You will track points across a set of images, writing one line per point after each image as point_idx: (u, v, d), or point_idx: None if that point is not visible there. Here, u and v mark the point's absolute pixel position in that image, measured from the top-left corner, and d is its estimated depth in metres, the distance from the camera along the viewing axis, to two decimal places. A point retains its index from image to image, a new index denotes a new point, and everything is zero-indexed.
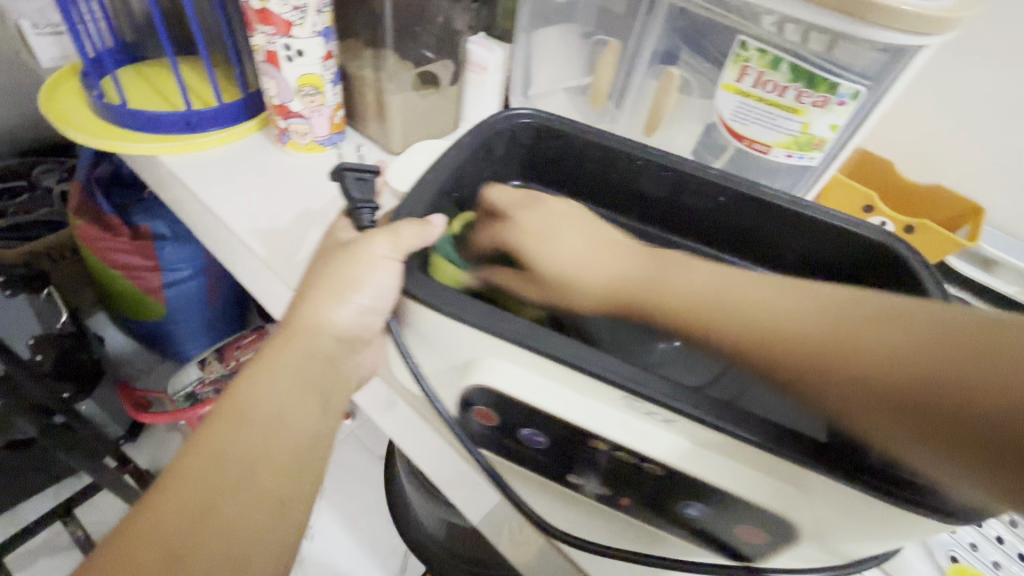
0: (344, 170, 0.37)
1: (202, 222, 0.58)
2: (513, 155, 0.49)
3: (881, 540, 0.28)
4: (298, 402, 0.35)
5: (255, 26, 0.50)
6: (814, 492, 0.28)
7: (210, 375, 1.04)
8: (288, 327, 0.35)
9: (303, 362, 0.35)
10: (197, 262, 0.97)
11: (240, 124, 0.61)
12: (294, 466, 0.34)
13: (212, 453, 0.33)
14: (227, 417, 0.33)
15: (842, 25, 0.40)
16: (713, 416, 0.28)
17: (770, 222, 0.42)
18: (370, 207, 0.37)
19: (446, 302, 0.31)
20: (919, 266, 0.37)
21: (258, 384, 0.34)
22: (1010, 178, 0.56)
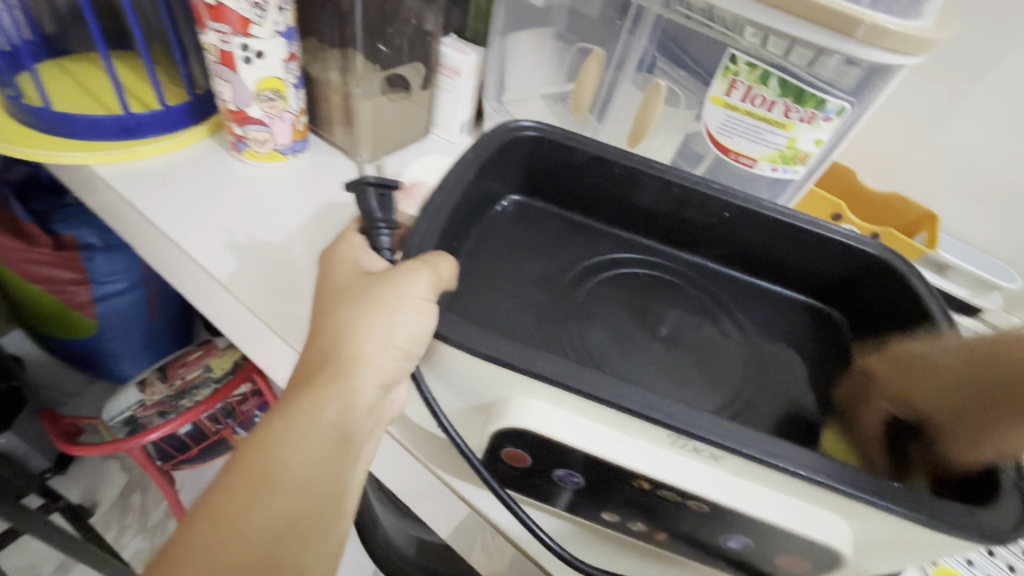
0: (368, 185, 0.37)
1: (150, 240, 0.52)
2: (515, 167, 0.50)
3: (920, 555, 0.30)
4: (333, 459, 0.31)
5: (206, 23, 0.45)
6: (864, 517, 0.29)
7: (153, 398, 0.95)
8: (320, 371, 0.32)
9: (342, 414, 0.31)
10: (133, 273, 0.87)
11: (187, 130, 0.55)
12: (325, 533, 0.30)
13: (233, 522, 0.28)
14: (253, 480, 0.29)
15: (831, 42, 0.40)
16: (757, 450, 0.28)
17: (766, 236, 0.46)
18: (388, 228, 0.37)
19: (477, 341, 0.31)
20: (907, 270, 0.43)
21: (290, 439, 0.30)
22: (961, 187, 0.59)
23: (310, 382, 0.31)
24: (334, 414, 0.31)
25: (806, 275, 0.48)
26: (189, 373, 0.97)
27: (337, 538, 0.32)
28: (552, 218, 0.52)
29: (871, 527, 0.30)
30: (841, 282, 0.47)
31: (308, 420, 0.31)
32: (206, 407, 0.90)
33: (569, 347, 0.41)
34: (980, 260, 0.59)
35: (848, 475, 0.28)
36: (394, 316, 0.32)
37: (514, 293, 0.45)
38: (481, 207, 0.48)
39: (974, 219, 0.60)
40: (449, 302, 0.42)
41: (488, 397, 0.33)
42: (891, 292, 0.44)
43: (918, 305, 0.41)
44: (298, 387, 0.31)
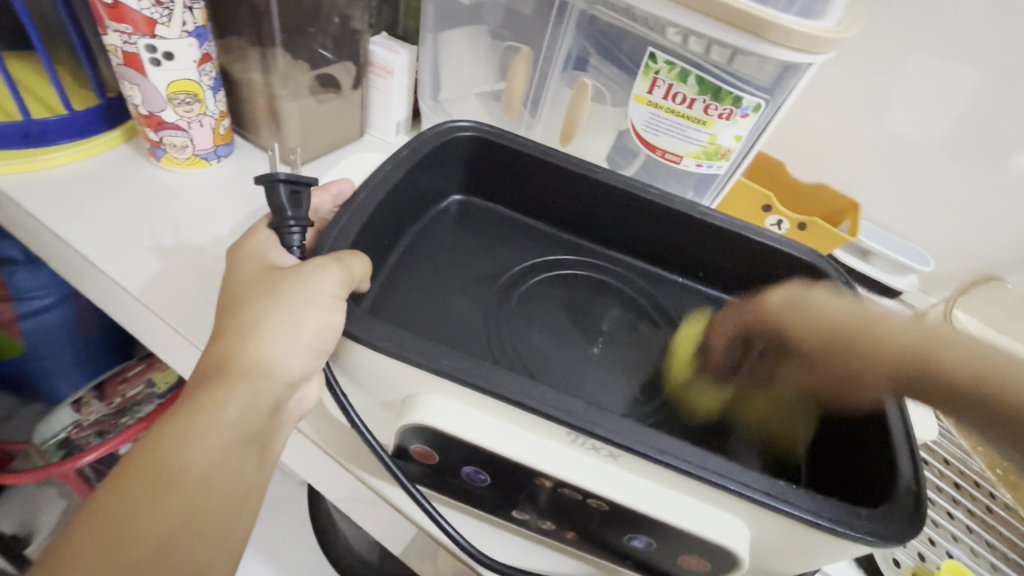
0: (281, 182, 0.34)
1: (61, 254, 0.49)
2: (455, 166, 0.49)
3: (811, 560, 0.31)
4: (236, 456, 0.29)
5: (107, 23, 0.42)
6: (753, 515, 0.30)
7: (89, 417, 0.90)
8: (220, 374, 0.30)
9: (245, 410, 0.30)
10: (61, 287, 0.82)
11: (98, 135, 0.52)
12: (224, 533, 0.29)
13: (123, 520, 0.26)
14: (146, 478, 0.27)
15: (744, 42, 0.41)
16: (655, 450, 0.29)
17: (696, 236, 0.47)
18: (300, 226, 0.35)
19: (379, 336, 0.30)
20: (838, 276, 0.43)
21: (186, 436, 0.28)
22: (877, 176, 0.63)
23: (206, 385, 0.30)
24: (235, 416, 0.29)
25: (744, 280, 0.48)
26: (128, 390, 0.92)
27: (236, 540, 0.30)
28: (496, 218, 0.51)
29: (770, 528, 0.30)
30: None
31: (209, 419, 0.29)
32: (147, 424, 0.85)
33: (508, 352, 0.41)
34: (898, 245, 0.62)
35: (754, 481, 0.29)
36: (313, 322, 0.31)
37: (449, 296, 0.44)
38: (421, 205, 0.48)
39: (893, 204, 0.63)
40: (384, 303, 0.42)
41: (397, 396, 0.32)
42: None
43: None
44: (201, 386, 0.30)
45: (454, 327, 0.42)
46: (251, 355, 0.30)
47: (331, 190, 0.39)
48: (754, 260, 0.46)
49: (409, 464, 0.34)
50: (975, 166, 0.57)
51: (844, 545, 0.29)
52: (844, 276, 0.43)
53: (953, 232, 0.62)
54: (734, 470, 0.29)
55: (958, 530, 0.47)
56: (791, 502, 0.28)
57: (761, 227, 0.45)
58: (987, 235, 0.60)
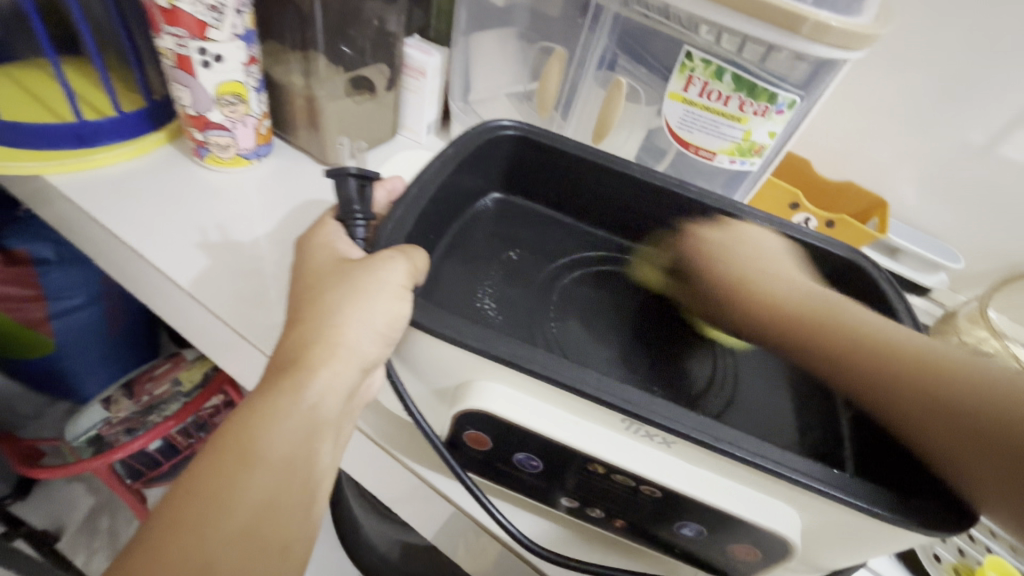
0: (352, 175, 0.36)
1: (112, 250, 0.50)
2: (495, 165, 0.50)
3: (861, 552, 0.31)
4: (310, 441, 0.30)
5: (161, 27, 0.44)
6: (803, 505, 0.30)
7: (119, 414, 0.92)
8: (296, 361, 0.31)
9: (321, 398, 0.31)
10: (93, 286, 0.84)
11: (144, 136, 0.54)
12: (301, 513, 0.30)
13: (216, 494, 0.28)
14: (233, 457, 0.29)
15: (781, 39, 0.41)
16: (708, 437, 0.29)
17: None
18: (365, 219, 0.37)
19: (439, 324, 0.31)
20: (876, 272, 0.44)
21: (267, 418, 0.29)
22: (906, 174, 0.63)
23: (281, 371, 0.31)
24: (312, 401, 0.31)
25: None
26: (157, 388, 0.94)
27: (311, 521, 0.31)
28: (534, 215, 0.52)
29: (822, 518, 0.30)
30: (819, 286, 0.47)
31: (289, 403, 0.30)
32: (175, 422, 0.87)
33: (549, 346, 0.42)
34: (928, 242, 0.62)
35: (804, 467, 0.29)
36: (379, 310, 0.32)
37: (492, 291, 0.45)
38: (463, 201, 0.49)
39: (923, 202, 0.63)
40: (432, 294, 0.43)
41: (452, 381, 0.34)
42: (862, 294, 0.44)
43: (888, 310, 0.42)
44: (273, 375, 0.31)
45: (499, 321, 0.43)
46: (317, 342, 0.31)
47: (387, 186, 0.41)
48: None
49: (460, 450, 0.35)
50: (1007, 163, 0.57)
51: (901, 535, 0.29)
52: (884, 272, 0.44)
53: (988, 230, 0.61)
54: (786, 456, 0.29)
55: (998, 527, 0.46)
56: (845, 488, 0.29)
57: (798, 223, 0.45)
58: (1020, 232, 0.60)
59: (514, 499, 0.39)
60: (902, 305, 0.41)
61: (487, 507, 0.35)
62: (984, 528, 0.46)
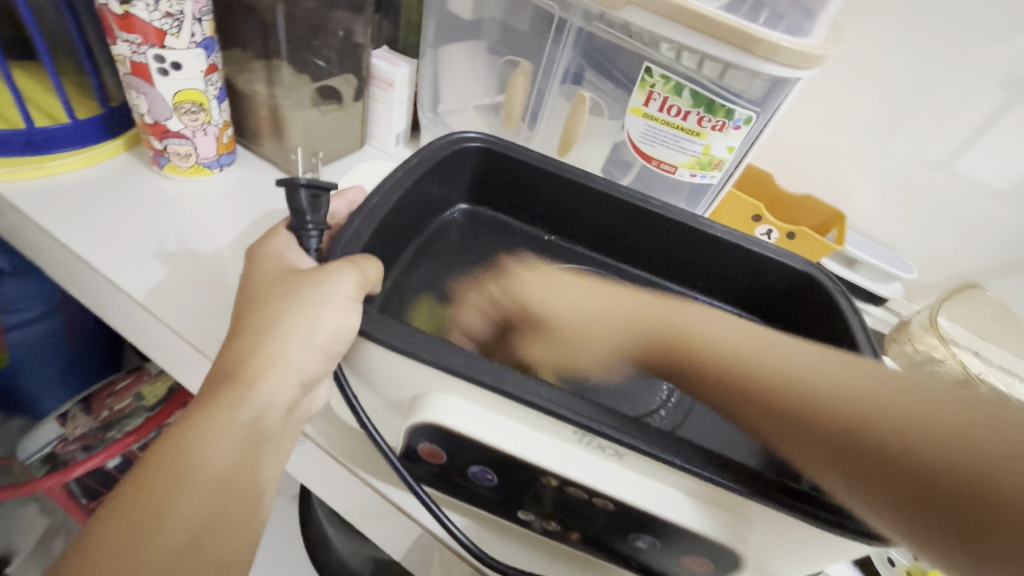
0: (301, 186, 0.36)
1: (63, 260, 0.49)
2: (462, 177, 0.51)
3: (810, 561, 0.32)
4: (249, 454, 0.30)
5: (117, 34, 0.43)
6: (752, 514, 0.31)
7: (75, 431, 0.89)
8: (237, 377, 0.30)
9: (260, 412, 0.30)
10: (49, 297, 0.81)
11: (100, 143, 0.53)
12: (241, 530, 0.29)
13: (147, 515, 0.27)
14: (165, 474, 0.28)
15: (737, 57, 0.43)
16: (659, 447, 0.30)
17: (697, 244, 0.48)
18: (318, 229, 0.36)
19: (394, 335, 0.31)
20: (833, 285, 0.45)
21: (202, 433, 0.29)
22: (861, 188, 0.65)
23: (218, 388, 0.30)
24: (251, 416, 0.30)
25: (744, 289, 0.49)
26: (117, 402, 0.91)
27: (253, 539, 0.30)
28: (500, 227, 0.53)
29: (771, 528, 0.31)
30: (780, 299, 0.48)
31: (227, 418, 0.30)
32: (135, 439, 0.83)
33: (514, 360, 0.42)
34: (884, 254, 0.64)
35: (750, 476, 0.30)
36: (331, 323, 0.31)
37: (455, 302, 0.45)
38: (429, 211, 0.49)
39: (877, 215, 0.66)
40: (395, 306, 0.43)
41: (408, 394, 0.33)
42: (820, 306, 0.45)
43: (842, 322, 0.43)
44: (212, 392, 0.30)
45: (464, 334, 0.43)
46: (264, 356, 0.31)
47: (347, 198, 0.41)
48: (752, 270, 0.48)
49: (416, 464, 0.35)
50: (956, 178, 0.59)
51: (847, 546, 0.30)
52: (840, 284, 0.45)
53: (939, 242, 0.64)
54: (735, 467, 0.30)
55: None
56: (795, 501, 0.29)
57: (757, 237, 0.47)
58: (968, 244, 0.62)
59: (474, 514, 0.39)
60: (857, 318, 0.42)
61: (443, 522, 0.35)
62: None
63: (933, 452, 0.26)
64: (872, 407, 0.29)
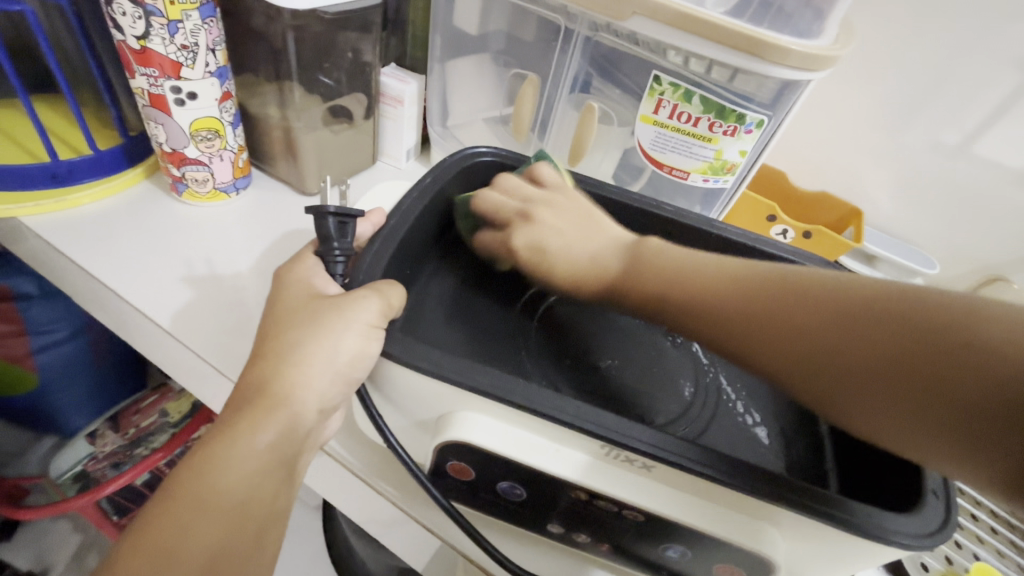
0: (327, 213, 0.37)
1: (90, 288, 0.50)
2: (474, 191, 0.51)
3: (845, 568, 0.31)
4: (267, 480, 0.31)
5: (134, 68, 0.44)
6: (786, 523, 0.30)
7: (105, 448, 0.91)
8: (259, 404, 0.31)
9: (278, 437, 0.31)
10: (76, 320, 0.83)
11: (121, 172, 0.54)
12: (256, 551, 0.31)
13: (167, 542, 0.28)
14: (185, 501, 0.29)
15: (747, 63, 0.42)
16: (686, 459, 0.29)
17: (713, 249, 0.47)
18: (344, 255, 0.37)
19: (418, 357, 0.32)
20: None
21: (220, 461, 0.30)
22: (878, 183, 0.64)
23: (238, 413, 0.31)
24: (270, 441, 0.31)
25: None
26: (143, 420, 0.93)
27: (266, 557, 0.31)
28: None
29: (802, 537, 0.31)
30: None
31: (246, 446, 0.30)
32: (162, 455, 0.85)
33: (535, 373, 0.42)
34: (904, 249, 0.63)
35: (785, 485, 0.29)
36: (355, 347, 0.32)
37: (475, 316, 0.45)
38: (443, 228, 0.50)
39: (895, 210, 0.65)
40: (416, 323, 0.44)
41: (433, 413, 0.34)
42: None
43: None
44: (236, 418, 0.31)
45: (484, 348, 0.43)
46: (291, 381, 0.31)
47: (372, 220, 0.42)
48: None
49: (443, 481, 0.36)
50: (976, 167, 0.58)
51: (886, 552, 0.29)
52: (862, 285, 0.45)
53: (960, 235, 0.63)
54: (766, 478, 0.29)
55: (986, 532, 0.47)
56: (828, 510, 0.29)
57: (775, 239, 0.46)
58: (992, 236, 0.61)
59: (502, 527, 0.39)
60: None
61: (473, 536, 0.35)
62: (971, 534, 0.46)
63: (892, 343, 0.25)
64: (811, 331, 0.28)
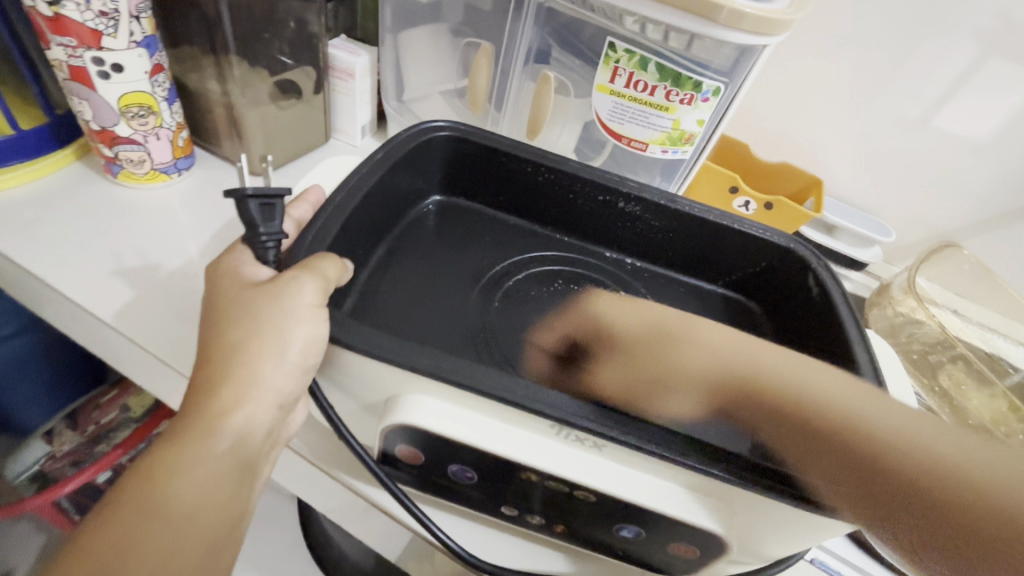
0: (248, 198, 0.33)
1: (22, 279, 0.47)
2: (433, 165, 0.49)
3: (793, 543, 0.32)
4: (223, 485, 0.29)
5: (49, 37, 0.41)
6: (739, 501, 0.30)
7: (62, 447, 0.87)
8: (207, 403, 0.29)
9: (236, 443, 0.30)
10: (18, 316, 0.78)
11: (49, 153, 0.51)
12: (212, 557, 0.29)
13: (112, 549, 0.26)
14: (135, 507, 0.27)
15: (702, 28, 0.41)
16: (635, 437, 0.29)
17: (675, 223, 0.47)
18: (273, 241, 0.34)
19: (363, 339, 0.31)
20: (816, 260, 0.44)
21: (175, 469, 0.28)
22: (837, 153, 0.65)
23: (191, 420, 0.29)
24: (228, 446, 0.29)
25: (723, 266, 0.49)
26: (103, 416, 0.89)
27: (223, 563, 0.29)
28: (475, 215, 0.52)
29: (754, 512, 0.31)
30: (766, 273, 0.47)
31: (205, 448, 0.29)
32: (122, 452, 0.82)
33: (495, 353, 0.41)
34: (862, 218, 0.64)
35: (738, 464, 0.29)
36: (300, 335, 0.30)
37: (432, 298, 0.44)
38: (401, 205, 0.48)
39: (853, 179, 0.66)
40: (370, 306, 0.42)
41: (382, 396, 0.33)
42: (803, 280, 0.45)
43: (824, 297, 0.42)
44: (190, 417, 0.29)
45: (442, 329, 0.42)
46: (230, 373, 0.29)
47: (309, 200, 0.39)
48: (732, 247, 0.47)
49: (395, 466, 0.35)
50: (930, 135, 0.59)
51: (834, 525, 0.29)
52: (824, 260, 0.44)
53: (915, 204, 0.64)
54: (713, 453, 0.29)
55: None
56: (775, 485, 0.29)
57: (737, 214, 0.46)
58: (946, 203, 0.62)
59: (457, 512, 0.39)
60: (840, 294, 0.42)
61: (424, 522, 0.35)
62: None
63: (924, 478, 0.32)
64: (896, 447, 0.32)
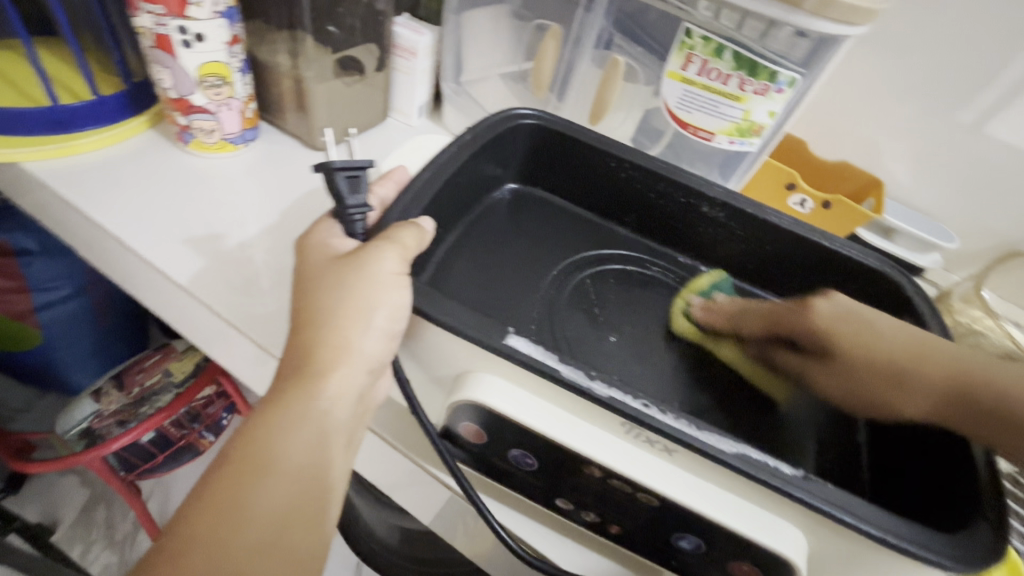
0: (336, 170, 0.34)
1: (98, 239, 0.49)
2: (514, 154, 0.50)
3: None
4: (326, 448, 0.30)
5: (139, 5, 0.42)
6: (816, 524, 0.30)
7: (110, 407, 0.90)
8: (305, 370, 0.30)
9: (337, 403, 0.30)
10: (78, 278, 0.81)
11: (125, 120, 0.52)
12: (316, 521, 0.30)
13: (230, 508, 0.28)
14: (246, 465, 0.28)
15: (784, 15, 0.40)
16: (713, 448, 0.29)
17: (753, 231, 0.46)
18: (361, 214, 0.35)
19: (445, 314, 0.31)
20: (914, 291, 0.41)
21: (281, 432, 0.29)
22: (904, 156, 0.62)
23: (289, 381, 0.30)
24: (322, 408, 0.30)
25: (803, 283, 0.47)
26: (147, 379, 0.92)
27: (322, 535, 0.30)
28: (552, 208, 0.52)
29: (824, 540, 0.30)
30: (855, 295, 0.45)
31: (306, 412, 0.29)
32: (167, 415, 0.84)
33: (568, 351, 0.41)
34: (924, 223, 0.62)
35: (820, 489, 0.28)
36: (384, 304, 0.31)
37: (496, 279, 0.44)
38: (480, 190, 0.48)
39: (917, 182, 0.63)
40: (441, 282, 0.43)
41: (454, 371, 0.34)
42: (899, 308, 0.42)
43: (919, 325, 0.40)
44: (288, 380, 0.30)
45: (513, 312, 0.42)
46: (318, 340, 0.30)
47: (393, 179, 0.40)
48: (809, 263, 0.45)
49: (455, 443, 0.36)
50: (1009, 140, 0.56)
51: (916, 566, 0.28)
52: (924, 294, 0.41)
53: (985, 211, 0.61)
54: (795, 475, 0.29)
55: None
56: (855, 513, 0.28)
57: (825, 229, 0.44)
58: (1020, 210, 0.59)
59: (505, 498, 0.39)
60: (941, 332, 0.39)
61: (477, 503, 0.35)
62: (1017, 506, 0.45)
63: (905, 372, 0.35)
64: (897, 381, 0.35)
